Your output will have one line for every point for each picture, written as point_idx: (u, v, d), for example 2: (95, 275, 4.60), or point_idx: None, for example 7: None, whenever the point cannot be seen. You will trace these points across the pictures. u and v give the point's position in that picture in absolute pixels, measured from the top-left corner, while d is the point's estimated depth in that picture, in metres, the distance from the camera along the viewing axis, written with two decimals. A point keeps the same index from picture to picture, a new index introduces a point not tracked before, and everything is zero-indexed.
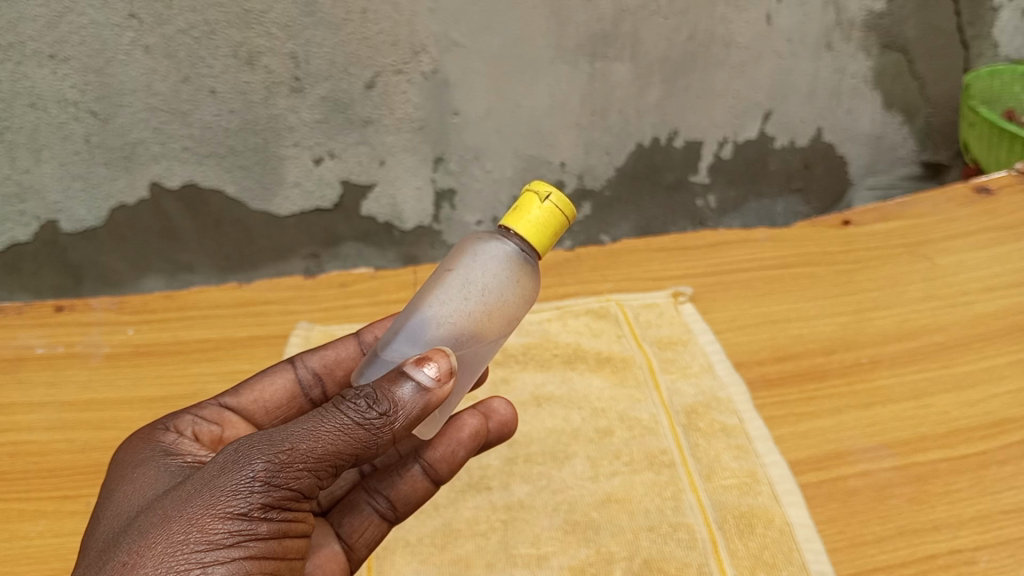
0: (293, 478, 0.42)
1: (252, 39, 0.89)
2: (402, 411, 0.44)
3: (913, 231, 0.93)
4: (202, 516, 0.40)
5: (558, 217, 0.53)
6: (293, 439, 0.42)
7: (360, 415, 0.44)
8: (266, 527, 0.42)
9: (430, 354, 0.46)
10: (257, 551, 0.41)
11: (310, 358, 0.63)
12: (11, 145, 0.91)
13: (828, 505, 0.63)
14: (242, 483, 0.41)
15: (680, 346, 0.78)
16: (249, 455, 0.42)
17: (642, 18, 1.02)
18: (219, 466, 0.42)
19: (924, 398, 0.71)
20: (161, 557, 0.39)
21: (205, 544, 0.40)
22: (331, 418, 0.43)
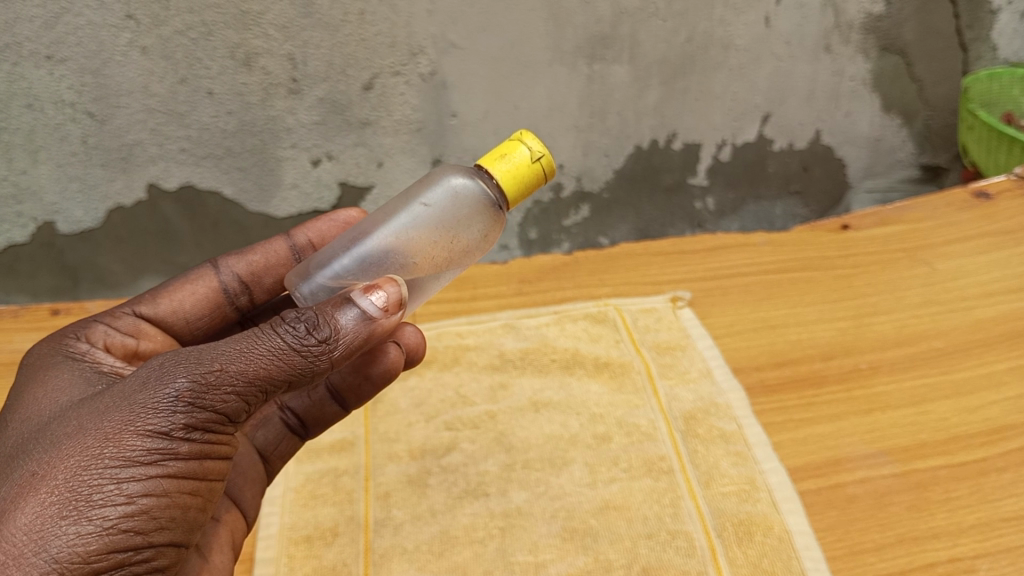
0: (218, 399, 0.42)
1: (250, 41, 0.88)
2: (344, 338, 0.45)
3: (912, 235, 0.93)
4: (118, 431, 0.40)
5: (534, 178, 0.55)
6: (223, 360, 0.42)
7: (298, 340, 0.43)
8: (187, 447, 0.42)
9: (379, 283, 0.48)
10: (175, 469, 0.41)
11: (235, 263, 0.63)
12: (8, 146, 0.91)
13: (827, 513, 0.63)
14: (164, 401, 0.41)
15: (679, 351, 0.78)
16: (173, 372, 0.42)
17: (640, 20, 1.01)
18: (143, 380, 0.42)
19: (922, 405, 0.71)
20: (72, 470, 0.39)
21: (120, 461, 0.40)
22: (266, 339, 0.43)
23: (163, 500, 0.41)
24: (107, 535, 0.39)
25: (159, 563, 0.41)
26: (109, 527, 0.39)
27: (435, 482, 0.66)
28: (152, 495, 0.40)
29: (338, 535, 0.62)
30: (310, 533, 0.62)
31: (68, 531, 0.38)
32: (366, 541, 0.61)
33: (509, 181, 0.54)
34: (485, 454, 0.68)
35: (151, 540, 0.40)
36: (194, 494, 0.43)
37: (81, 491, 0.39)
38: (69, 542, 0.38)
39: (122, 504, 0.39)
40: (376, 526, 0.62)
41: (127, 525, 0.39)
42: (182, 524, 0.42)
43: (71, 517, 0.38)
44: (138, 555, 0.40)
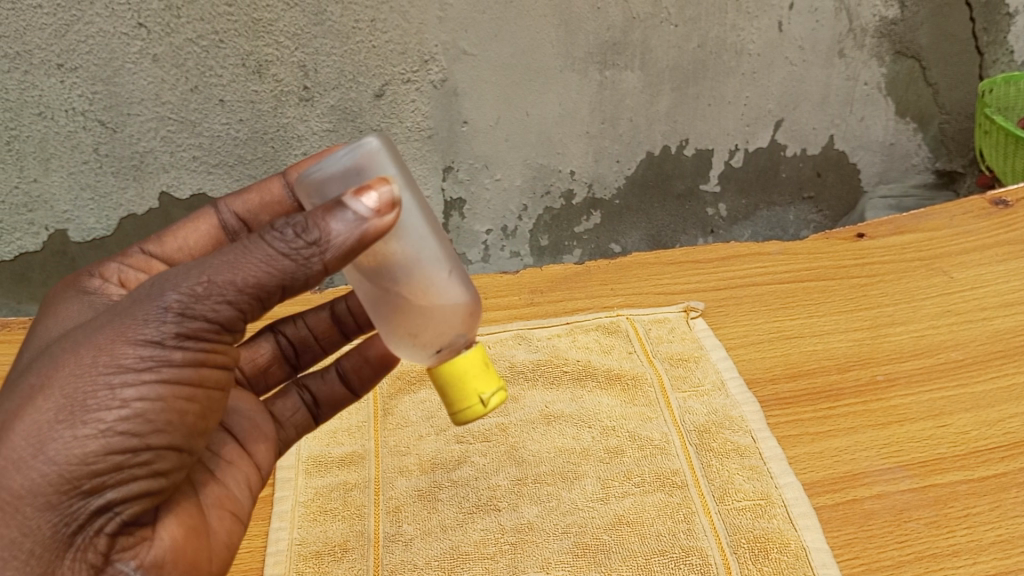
0: (210, 308, 0.41)
1: (262, 48, 1.00)
2: (335, 243, 0.41)
3: (930, 244, 0.92)
4: (111, 342, 0.41)
5: (465, 391, 0.52)
6: (210, 271, 0.41)
7: (286, 245, 0.41)
8: (180, 355, 0.42)
9: (372, 183, 0.42)
10: (170, 376, 0.41)
11: (232, 203, 0.64)
12: (20, 154, 1.05)
13: (844, 529, 0.62)
14: (155, 312, 0.41)
15: (692, 362, 0.77)
16: (166, 284, 0.41)
17: (651, 26, 1.08)
18: (142, 293, 0.42)
19: (941, 417, 0.70)
20: (68, 378, 0.40)
21: (113, 368, 0.40)
22: (254, 249, 0.41)
23: (158, 404, 0.41)
24: (103, 437, 0.40)
25: (158, 467, 0.43)
26: (105, 430, 0.40)
27: (446, 497, 0.66)
28: (145, 399, 0.41)
29: (348, 550, 0.62)
30: (320, 549, 0.62)
31: (64, 435, 0.39)
32: (376, 558, 0.61)
33: (468, 361, 0.53)
34: (496, 468, 0.68)
35: (148, 442, 0.41)
36: (190, 400, 0.43)
37: (76, 396, 0.40)
38: (67, 446, 0.39)
39: (117, 407, 0.40)
40: (387, 541, 0.62)
41: (122, 428, 0.40)
42: (179, 428, 0.43)
43: (67, 422, 0.39)
44: (135, 459, 0.41)
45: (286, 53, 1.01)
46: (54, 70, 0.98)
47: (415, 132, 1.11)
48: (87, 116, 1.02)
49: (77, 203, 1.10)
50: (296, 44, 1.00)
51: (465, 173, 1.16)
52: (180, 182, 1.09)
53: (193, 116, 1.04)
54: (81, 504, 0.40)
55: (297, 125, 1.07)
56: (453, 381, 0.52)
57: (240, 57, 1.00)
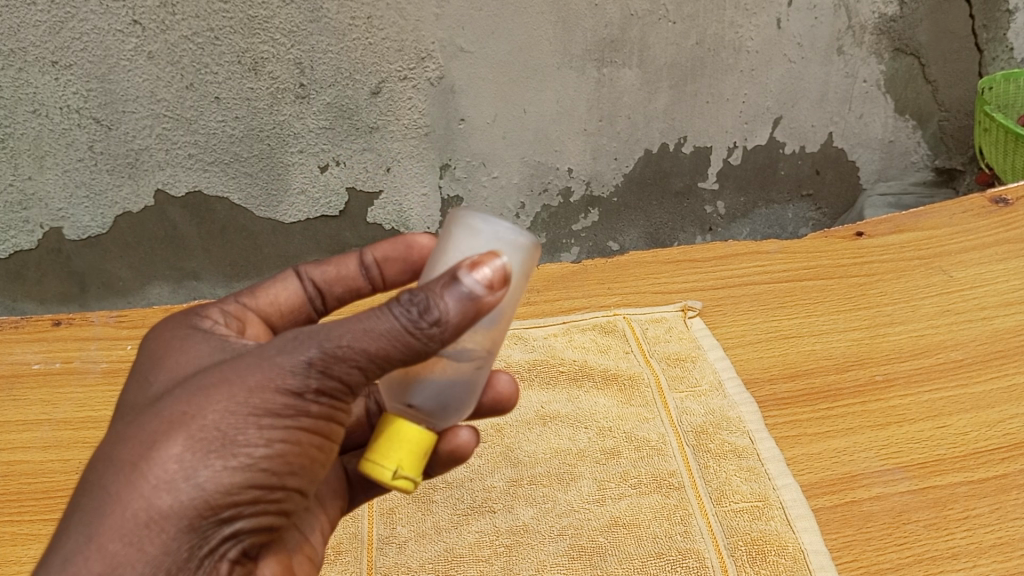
0: (342, 372, 0.39)
1: (257, 46, 0.99)
2: (453, 321, 0.39)
3: (928, 242, 0.91)
4: (257, 386, 0.39)
5: (381, 454, 0.44)
6: (343, 335, 0.39)
7: (410, 320, 0.38)
8: (316, 408, 0.40)
9: (483, 258, 0.40)
10: (307, 424, 0.40)
11: (315, 270, 0.59)
12: (14, 152, 1.04)
13: (842, 531, 0.61)
14: (296, 366, 0.39)
15: (689, 363, 0.76)
16: (303, 343, 0.39)
17: (649, 23, 1.08)
18: (275, 347, 0.40)
19: (940, 418, 0.69)
20: (222, 411, 0.39)
21: (259, 410, 0.39)
22: (377, 318, 0.39)
23: (296, 447, 0.40)
24: (247, 472, 0.39)
25: (285, 506, 0.41)
26: (250, 465, 0.39)
27: (440, 498, 0.65)
28: (286, 443, 0.40)
29: (340, 553, 0.61)
30: None
31: (216, 464, 0.38)
32: (369, 561, 0.60)
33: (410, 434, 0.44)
34: (492, 469, 0.67)
35: (283, 482, 0.40)
36: (320, 449, 0.42)
37: (228, 428, 0.38)
38: (216, 475, 0.38)
39: (262, 446, 0.39)
40: (380, 543, 0.61)
41: (265, 464, 0.39)
42: (307, 473, 0.42)
43: (219, 452, 0.38)
44: (271, 495, 0.40)
45: (282, 50, 1.00)
46: (49, 67, 0.97)
47: (412, 129, 1.10)
48: (82, 114, 1.02)
49: (72, 202, 1.09)
50: (292, 41, 1.00)
51: (462, 171, 1.16)
52: (176, 180, 1.09)
53: (189, 113, 1.03)
54: (214, 530, 0.38)
55: (294, 123, 1.07)
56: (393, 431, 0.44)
57: (236, 54, 0.99)
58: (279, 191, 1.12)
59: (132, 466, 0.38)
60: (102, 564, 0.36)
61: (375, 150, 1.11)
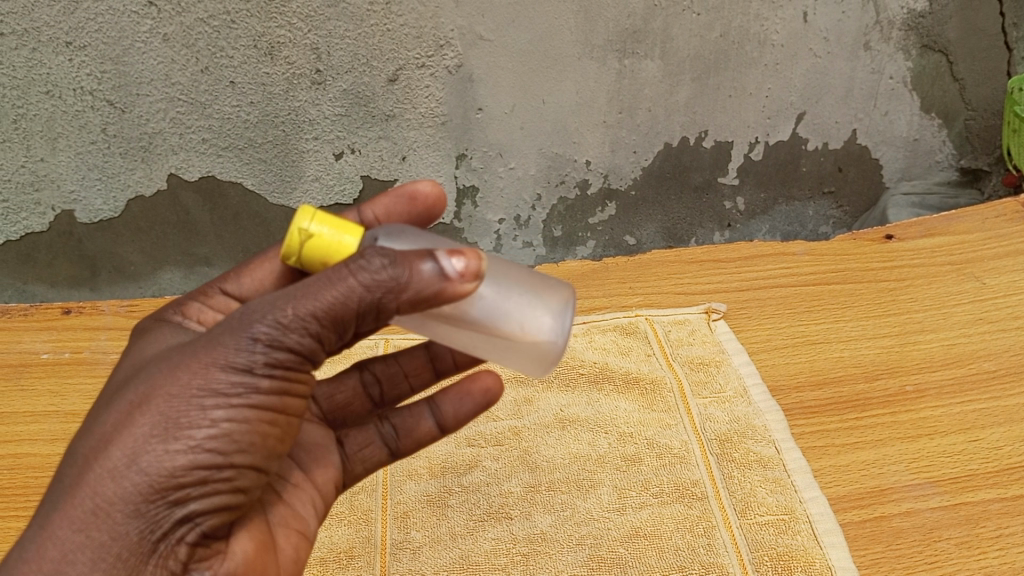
0: (293, 336, 0.40)
1: (273, 30, 0.97)
2: (416, 288, 0.40)
3: (962, 247, 0.89)
4: (203, 366, 0.40)
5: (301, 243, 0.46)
6: (297, 300, 0.40)
7: (369, 280, 0.39)
8: (267, 383, 0.40)
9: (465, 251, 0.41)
10: (259, 400, 0.40)
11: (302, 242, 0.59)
12: (27, 133, 1.03)
13: (870, 548, 0.59)
14: (243, 339, 0.40)
15: (713, 367, 0.74)
16: (250, 319, 0.40)
17: (672, 15, 1.05)
18: (227, 325, 0.41)
19: (973, 432, 0.67)
20: (167, 397, 0.39)
21: (202, 391, 0.39)
22: (337, 277, 0.40)
23: (245, 425, 0.40)
24: (192, 453, 0.39)
25: (240, 484, 0.41)
26: (195, 447, 0.39)
27: (456, 503, 0.63)
28: (233, 420, 0.40)
29: (353, 558, 0.59)
30: (324, 555, 0.60)
31: (157, 448, 0.39)
32: (382, 564, 0.59)
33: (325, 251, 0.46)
34: (508, 474, 0.65)
35: (232, 461, 0.40)
36: (273, 424, 0.42)
37: (170, 412, 0.39)
38: (158, 459, 0.39)
39: (205, 426, 0.39)
40: (394, 549, 0.60)
41: (209, 445, 0.39)
42: (262, 448, 0.42)
43: (161, 437, 0.39)
44: (219, 475, 0.40)
45: (298, 34, 0.98)
46: (62, 48, 0.96)
47: (429, 118, 1.08)
48: (96, 96, 1.00)
49: (84, 183, 1.08)
50: (309, 26, 0.97)
51: (478, 161, 1.14)
52: (189, 165, 1.07)
53: (203, 97, 1.01)
54: (165, 513, 0.39)
55: (309, 109, 1.05)
56: (348, 228, 0.46)
57: (253, 38, 0.97)
58: (293, 178, 1.10)
59: (87, 458, 0.40)
60: (55, 552, 0.38)
61: (391, 139, 1.10)
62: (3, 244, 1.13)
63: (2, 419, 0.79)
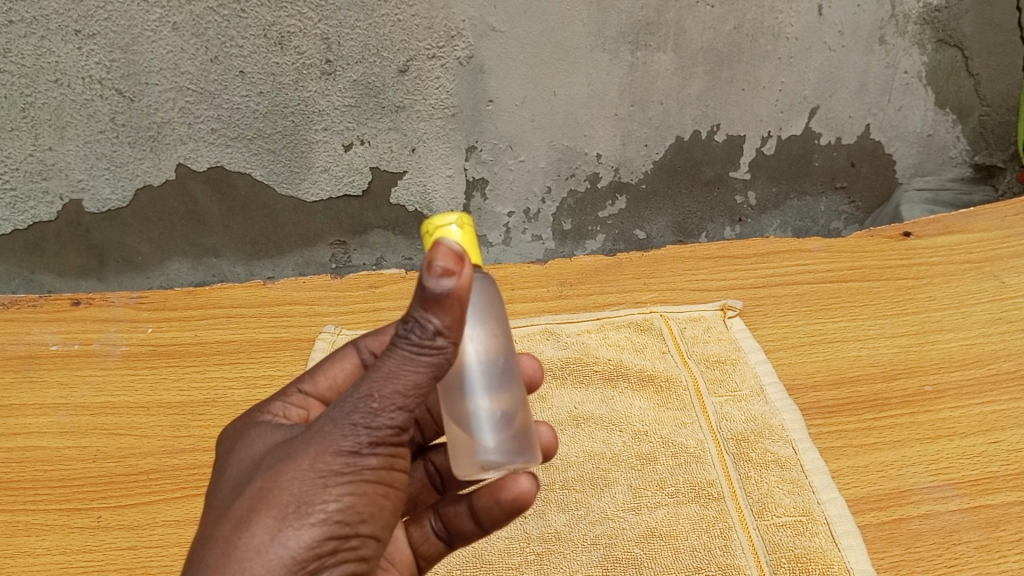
0: (388, 420, 0.39)
1: (284, 20, 0.96)
2: (452, 323, 0.40)
3: (981, 246, 0.88)
4: (319, 453, 0.39)
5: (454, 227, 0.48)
6: (374, 387, 0.39)
7: (417, 343, 0.39)
8: (379, 459, 0.40)
9: (432, 254, 0.40)
10: (373, 475, 0.40)
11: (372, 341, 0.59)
12: (36, 122, 1.02)
13: (889, 551, 0.59)
14: (346, 426, 0.39)
15: (729, 365, 0.73)
16: (346, 404, 0.40)
17: (686, 6, 1.04)
18: (322, 420, 0.41)
19: (993, 433, 0.67)
20: (292, 482, 0.39)
21: (325, 471, 0.39)
22: (390, 362, 0.39)
23: (365, 497, 0.40)
24: (324, 525, 0.39)
25: (364, 553, 0.40)
26: (325, 518, 0.39)
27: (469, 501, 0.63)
28: (355, 494, 0.39)
29: None
30: None
31: (293, 528, 0.38)
32: None
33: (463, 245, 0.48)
34: None
35: (357, 530, 0.40)
36: (387, 495, 0.41)
37: (300, 492, 0.39)
38: (297, 533, 0.38)
39: (333, 500, 0.39)
40: None
41: (338, 517, 0.39)
42: (380, 518, 0.41)
43: (295, 514, 0.38)
44: (347, 543, 0.39)
45: (309, 24, 0.97)
46: (71, 36, 0.95)
47: (439, 110, 1.07)
48: (105, 85, 0.99)
49: (93, 173, 1.07)
50: (319, 16, 0.97)
51: (488, 153, 1.13)
52: (197, 155, 1.06)
53: (212, 87, 1.01)
54: None
55: (319, 100, 1.04)
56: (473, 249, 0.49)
57: (263, 28, 0.96)
58: (302, 169, 1.10)
59: (224, 545, 0.38)
60: None
61: (401, 130, 1.09)
62: (10, 233, 1.13)
63: (12, 411, 0.79)
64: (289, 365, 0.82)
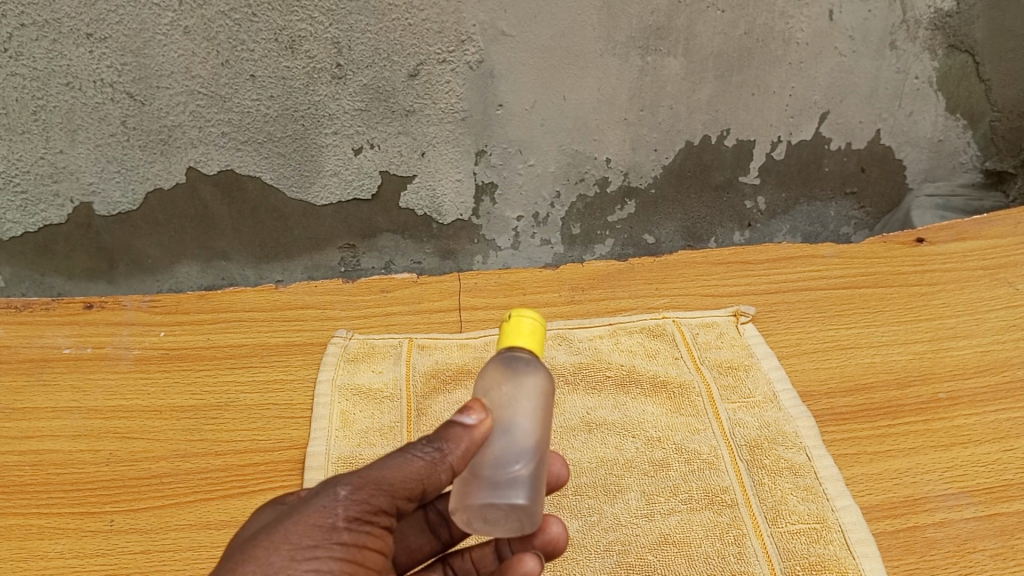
0: (371, 498, 0.45)
1: (295, 24, 0.96)
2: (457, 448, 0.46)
3: (993, 253, 0.88)
4: (297, 524, 0.44)
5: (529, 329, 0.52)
6: (369, 472, 0.46)
7: (420, 451, 0.46)
8: (348, 536, 0.44)
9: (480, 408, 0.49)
10: (341, 552, 0.43)
11: None
12: (47, 125, 1.02)
13: (904, 559, 0.58)
14: (329, 501, 0.44)
15: (742, 372, 0.73)
16: (335, 484, 0.45)
17: (697, 11, 1.04)
18: (310, 496, 0.46)
19: (1007, 441, 0.67)
20: (267, 552, 0.42)
21: (299, 543, 0.43)
22: (393, 457, 0.46)
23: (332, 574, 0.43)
24: None
25: None
26: None
27: None
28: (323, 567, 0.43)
29: None
30: None
31: None
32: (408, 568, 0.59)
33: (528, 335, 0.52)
34: None
35: None
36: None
37: (271, 565, 0.42)
38: None
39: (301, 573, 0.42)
40: None
41: None
42: None
43: None
44: None
45: (319, 29, 0.97)
46: (83, 40, 0.95)
47: (449, 114, 1.07)
48: (116, 88, 0.99)
49: (103, 176, 1.07)
50: (330, 20, 0.97)
51: (498, 157, 1.13)
52: (208, 158, 1.07)
53: (223, 91, 1.01)
54: None
55: (329, 104, 1.04)
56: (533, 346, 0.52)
57: (273, 32, 0.96)
58: (312, 173, 1.10)
59: None
60: None
61: (410, 134, 1.09)
62: (21, 236, 1.13)
63: (24, 415, 0.79)
64: (301, 369, 0.82)
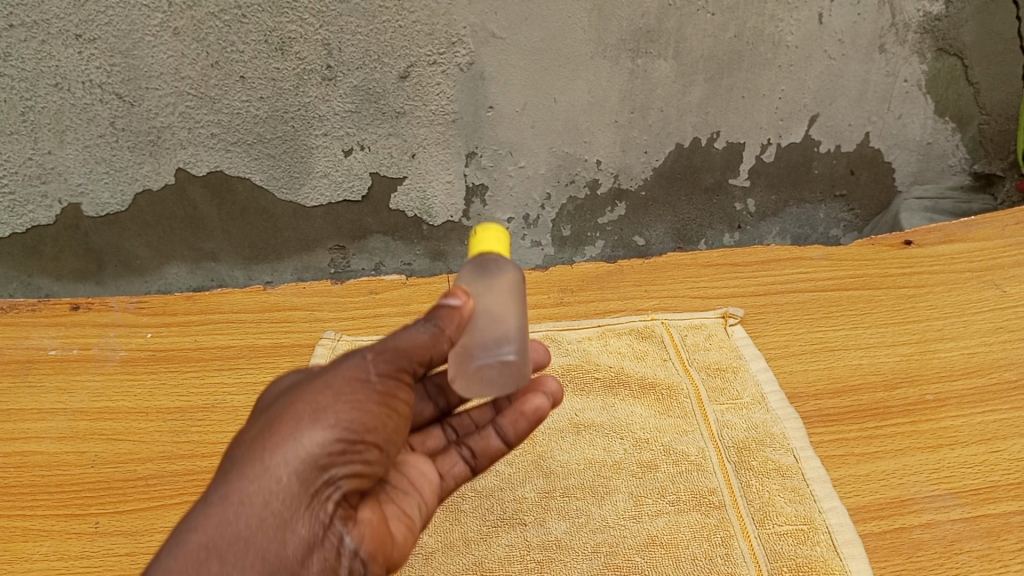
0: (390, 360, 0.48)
1: (285, 26, 0.96)
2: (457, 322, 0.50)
3: (981, 255, 0.89)
4: (326, 383, 0.45)
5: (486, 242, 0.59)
6: (383, 340, 0.48)
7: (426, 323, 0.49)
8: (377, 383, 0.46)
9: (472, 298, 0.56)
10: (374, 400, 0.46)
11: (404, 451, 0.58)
12: (35, 126, 1.01)
13: (892, 560, 0.59)
14: (351, 364, 0.47)
15: (730, 373, 0.73)
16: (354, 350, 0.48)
17: (687, 14, 1.04)
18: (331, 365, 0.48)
19: (995, 442, 0.67)
20: (301, 407, 0.44)
21: (331, 393, 0.45)
22: (404, 328, 0.49)
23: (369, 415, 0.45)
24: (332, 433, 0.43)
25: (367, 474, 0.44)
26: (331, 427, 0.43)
27: (469, 508, 0.63)
28: (358, 407, 0.44)
29: None
30: None
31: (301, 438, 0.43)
32: None
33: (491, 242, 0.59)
34: (522, 479, 0.65)
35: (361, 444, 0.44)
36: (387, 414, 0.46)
37: (307, 413, 0.44)
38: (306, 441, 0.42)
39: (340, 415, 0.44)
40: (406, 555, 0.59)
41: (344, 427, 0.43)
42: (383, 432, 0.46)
43: (304, 424, 0.43)
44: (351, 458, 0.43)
45: (310, 30, 0.97)
46: (72, 41, 0.95)
47: (439, 116, 1.07)
48: (105, 88, 0.99)
49: (92, 177, 1.07)
50: (320, 22, 0.97)
51: (488, 159, 1.13)
52: (197, 159, 1.06)
53: (212, 92, 1.01)
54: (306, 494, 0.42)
55: (319, 105, 1.04)
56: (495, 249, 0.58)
57: (263, 33, 0.96)
58: (302, 174, 1.09)
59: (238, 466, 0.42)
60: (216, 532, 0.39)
61: (400, 136, 1.09)
62: (8, 237, 1.12)
63: (10, 416, 0.78)
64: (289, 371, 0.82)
